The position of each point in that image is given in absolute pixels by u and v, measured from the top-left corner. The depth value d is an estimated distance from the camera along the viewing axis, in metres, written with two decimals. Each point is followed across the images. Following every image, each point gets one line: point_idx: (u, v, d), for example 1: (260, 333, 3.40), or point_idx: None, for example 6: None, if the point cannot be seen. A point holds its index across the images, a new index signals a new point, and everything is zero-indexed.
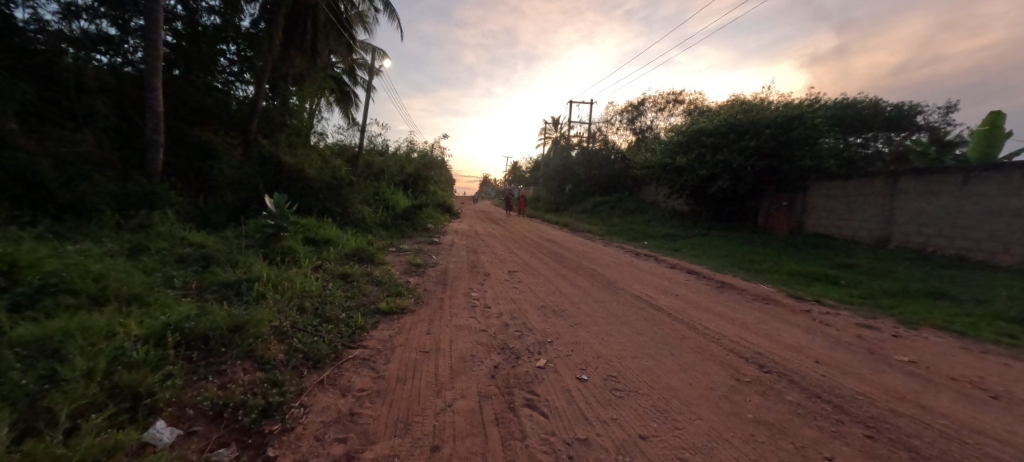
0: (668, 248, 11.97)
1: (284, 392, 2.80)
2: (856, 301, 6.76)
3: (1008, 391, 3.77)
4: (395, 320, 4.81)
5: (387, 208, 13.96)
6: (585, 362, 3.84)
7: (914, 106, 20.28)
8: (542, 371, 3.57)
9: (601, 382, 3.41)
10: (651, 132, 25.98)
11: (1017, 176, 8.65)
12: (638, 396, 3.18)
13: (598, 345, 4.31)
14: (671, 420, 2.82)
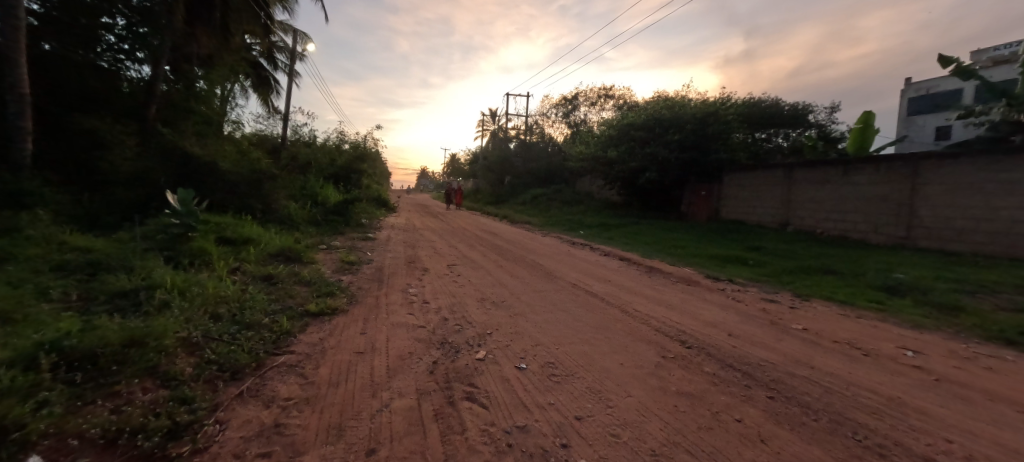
0: (602, 237, 12.54)
1: (196, 409, 2.57)
2: (762, 279, 7.56)
3: (876, 348, 4.46)
4: (327, 322, 4.60)
5: (314, 203, 13.23)
6: (524, 351, 3.94)
7: (806, 105, 23.18)
8: (482, 363, 3.60)
9: (539, 369, 3.52)
10: (585, 125, 26.92)
11: (881, 166, 10.11)
12: (574, 380, 3.33)
13: (537, 333, 4.44)
14: (604, 399, 3.00)
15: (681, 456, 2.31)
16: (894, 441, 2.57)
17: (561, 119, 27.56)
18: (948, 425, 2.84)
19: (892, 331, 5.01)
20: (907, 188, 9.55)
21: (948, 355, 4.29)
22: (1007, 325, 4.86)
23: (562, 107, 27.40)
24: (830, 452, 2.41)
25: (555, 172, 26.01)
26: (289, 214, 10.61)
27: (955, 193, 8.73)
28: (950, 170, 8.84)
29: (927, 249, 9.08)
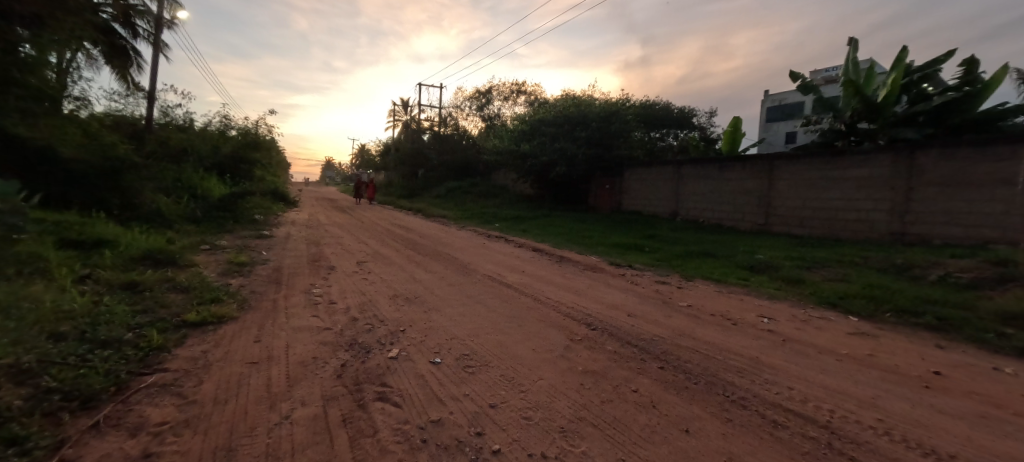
0: (515, 229, 12.93)
1: (29, 451, 2.02)
2: (656, 263, 8.45)
3: (742, 317, 5.30)
4: (210, 332, 4.15)
5: (193, 198, 11.87)
6: (438, 346, 3.98)
7: (691, 110, 26.13)
8: (396, 361, 3.56)
9: (454, 362, 3.58)
10: (498, 120, 27.37)
11: (748, 164, 11.77)
12: (489, 369, 3.46)
13: (451, 327, 4.51)
14: (517, 385, 3.16)
15: (587, 429, 2.54)
16: (753, 394, 3.15)
17: (475, 112, 27.64)
18: (793, 376, 3.53)
19: (755, 303, 5.97)
20: (768, 184, 11.25)
21: (792, 319, 5.25)
22: (833, 290, 6.06)
23: (475, 100, 27.50)
24: (707, 409, 2.89)
25: (469, 165, 26.06)
26: (159, 210, 9.42)
27: (802, 188, 10.50)
28: (798, 169, 10.60)
29: (783, 234, 10.81)
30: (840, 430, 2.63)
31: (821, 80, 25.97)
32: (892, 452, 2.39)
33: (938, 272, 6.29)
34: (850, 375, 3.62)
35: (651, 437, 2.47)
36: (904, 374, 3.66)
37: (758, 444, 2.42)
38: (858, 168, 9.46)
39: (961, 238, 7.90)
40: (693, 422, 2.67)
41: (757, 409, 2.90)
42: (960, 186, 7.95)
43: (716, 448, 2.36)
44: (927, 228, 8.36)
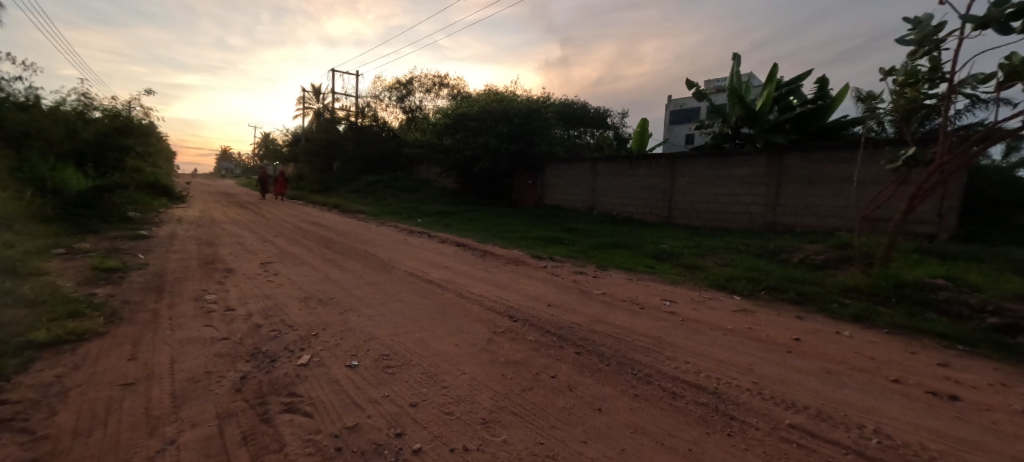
0: (438, 224, 12.79)
1: None
2: (574, 255, 8.88)
3: (649, 301, 5.74)
4: (68, 352, 3.51)
5: (48, 193, 10.05)
6: (355, 347, 3.77)
7: (605, 110, 27.71)
8: (306, 368, 3.31)
9: (372, 363, 3.42)
10: (420, 112, 26.69)
11: (655, 162, 12.79)
12: (409, 368, 3.35)
13: (369, 328, 4.29)
14: (439, 381, 3.10)
15: (508, 419, 2.60)
16: (659, 371, 3.43)
17: (395, 103, 26.42)
18: (691, 353, 3.87)
19: (659, 288, 6.54)
20: (671, 181, 12.33)
21: (689, 300, 5.87)
22: (722, 274, 6.86)
23: (396, 90, 26.25)
24: (618, 387, 3.11)
25: (389, 157, 25.17)
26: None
27: (699, 185, 11.67)
28: (696, 167, 11.76)
29: (684, 226, 11.94)
30: (725, 395, 3.02)
31: (715, 88, 29.04)
32: (767, 410, 2.82)
33: (801, 254, 7.40)
34: (736, 347, 4.08)
35: (569, 420, 2.60)
36: (775, 343, 4.26)
37: (662, 417, 2.68)
38: (743, 167, 10.75)
39: (820, 227, 9.38)
40: (606, 401, 2.87)
41: (659, 382, 3.20)
42: (818, 184, 9.40)
43: (627, 425, 2.57)
44: (795, 219, 9.81)
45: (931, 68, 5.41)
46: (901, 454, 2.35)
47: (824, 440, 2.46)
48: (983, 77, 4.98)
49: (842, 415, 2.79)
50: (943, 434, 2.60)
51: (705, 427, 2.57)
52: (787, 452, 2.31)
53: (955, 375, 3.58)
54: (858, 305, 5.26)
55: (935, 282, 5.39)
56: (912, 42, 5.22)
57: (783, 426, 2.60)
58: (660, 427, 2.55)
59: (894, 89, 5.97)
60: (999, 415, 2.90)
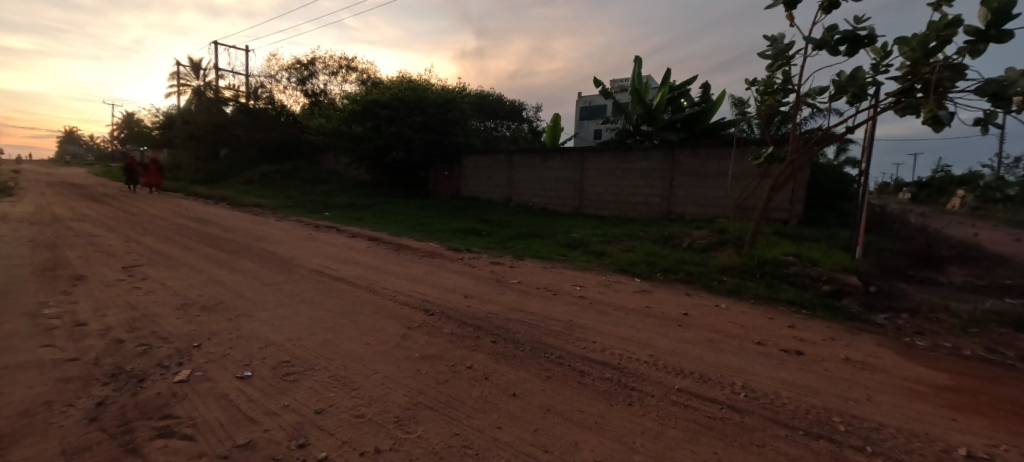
0: (349, 218, 12.12)
1: None
2: (491, 246, 9.01)
3: (561, 287, 5.98)
4: None
5: None
6: (249, 357, 3.30)
7: (520, 103, 28.27)
8: (185, 385, 2.80)
9: (270, 372, 3.01)
10: (325, 97, 24.95)
11: (566, 156, 13.39)
12: (314, 374, 3.00)
13: (266, 333, 3.81)
14: (347, 384, 2.84)
15: (423, 413, 2.47)
16: (573, 353, 3.52)
17: (297, 86, 24.50)
18: (599, 333, 4.04)
19: (571, 275, 6.88)
20: (581, 173, 13.04)
21: (598, 284, 6.28)
22: (625, 259, 7.44)
23: (297, 72, 24.27)
24: (531, 371, 3.14)
25: (291, 145, 23.23)
26: None
27: (606, 177, 12.50)
28: (603, 161, 12.56)
29: (593, 216, 12.71)
30: (627, 368, 3.25)
31: (618, 87, 31.19)
32: (660, 378, 3.12)
33: (689, 239, 8.31)
34: (638, 325, 4.42)
35: (485, 407, 2.57)
36: (666, 318, 4.75)
37: (573, 396, 2.77)
38: (643, 161, 11.71)
39: (703, 215, 10.66)
40: (520, 386, 2.89)
41: (569, 363, 3.31)
42: (703, 177, 10.63)
43: (540, 406, 2.61)
44: (685, 208, 10.98)
45: (784, 80, 6.37)
46: (764, 404, 2.79)
47: (705, 398, 2.83)
48: (820, 90, 6.00)
49: (718, 376, 3.22)
50: (794, 384, 3.14)
51: (611, 401, 2.71)
52: (678, 413, 2.60)
53: (800, 334, 4.35)
54: (731, 281, 6.09)
55: (787, 258, 6.44)
56: (770, 56, 6.07)
57: (674, 391, 2.90)
58: (570, 405, 2.64)
59: (758, 97, 6.92)
60: (831, 364, 3.59)
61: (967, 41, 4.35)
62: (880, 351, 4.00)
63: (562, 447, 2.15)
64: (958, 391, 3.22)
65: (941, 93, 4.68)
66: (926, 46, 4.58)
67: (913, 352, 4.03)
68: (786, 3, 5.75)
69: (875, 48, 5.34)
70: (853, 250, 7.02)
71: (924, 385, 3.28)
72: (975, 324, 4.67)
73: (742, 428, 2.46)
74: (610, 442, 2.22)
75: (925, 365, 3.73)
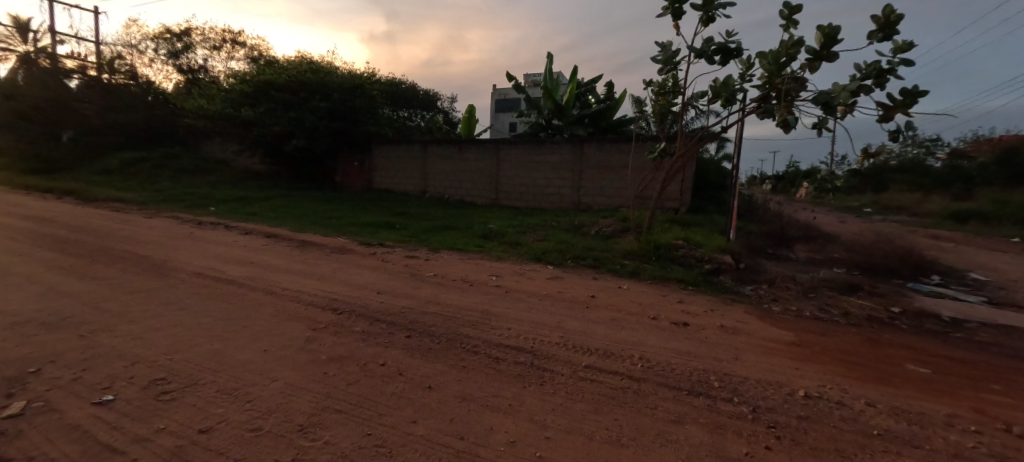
0: (241, 213, 10.95)
1: None
2: (406, 240, 8.79)
3: (477, 278, 6.06)
4: None
5: None
6: (111, 379, 2.60)
7: (434, 93, 27.67)
8: (15, 420, 2.13)
9: (138, 394, 2.42)
10: (205, 74, 22.32)
11: (482, 147, 13.48)
12: (197, 389, 2.48)
13: (133, 348, 3.05)
14: (240, 396, 2.41)
15: (331, 418, 2.22)
16: (488, 341, 3.56)
17: (167, 59, 21.55)
18: (513, 320, 4.21)
19: (487, 265, 6.99)
20: (497, 165, 13.24)
21: (515, 274, 6.45)
22: (539, 248, 7.76)
23: (167, 43, 21.30)
24: (448, 362, 3.08)
25: (163, 128, 20.01)
26: None
27: (520, 169, 12.85)
28: (517, 154, 12.87)
29: (509, 207, 13.02)
30: (540, 351, 3.42)
31: (531, 82, 31.95)
32: (568, 357, 3.35)
33: (596, 228, 8.90)
34: (551, 309, 4.70)
35: (399, 403, 2.43)
36: (575, 300, 5.13)
37: (488, 382, 2.81)
38: (555, 154, 12.22)
39: (609, 205, 11.52)
40: (436, 378, 2.80)
41: (484, 351, 3.34)
42: (607, 169, 11.47)
43: (456, 396, 2.58)
44: (593, 199, 11.74)
45: (673, 83, 7.10)
46: (656, 371, 3.17)
47: (608, 372, 3.12)
48: (701, 94, 6.77)
49: (620, 350, 3.57)
50: (682, 352, 3.58)
51: (525, 384, 2.83)
52: (584, 388, 2.83)
53: (686, 307, 4.97)
54: (632, 264, 6.68)
55: (677, 242, 7.20)
56: (660, 60, 6.71)
57: (581, 368, 3.15)
58: (485, 391, 2.67)
59: (652, 97, 7.63)
60: (710, 331, 4.16)
61: (807, 58, 5.21)
62: (747, 317, 4.73)
63: (476, 433, 2.18)
64: (801, 345, 3.94)
65: (790, 101, 5.57)
66: (778, 61, 5.41)
67: (770, 316, 4.82)
68: (672, 14, 6.39)
69: (742, 59, 6.15)
70: (727, 234, 8.11)
71: (777, 342, 3.96)
72: (813, 290, 5.70)
73: (638, 394, 2.78)
74: (523, 422, 2.33)
75: (779, 326, 4.48)
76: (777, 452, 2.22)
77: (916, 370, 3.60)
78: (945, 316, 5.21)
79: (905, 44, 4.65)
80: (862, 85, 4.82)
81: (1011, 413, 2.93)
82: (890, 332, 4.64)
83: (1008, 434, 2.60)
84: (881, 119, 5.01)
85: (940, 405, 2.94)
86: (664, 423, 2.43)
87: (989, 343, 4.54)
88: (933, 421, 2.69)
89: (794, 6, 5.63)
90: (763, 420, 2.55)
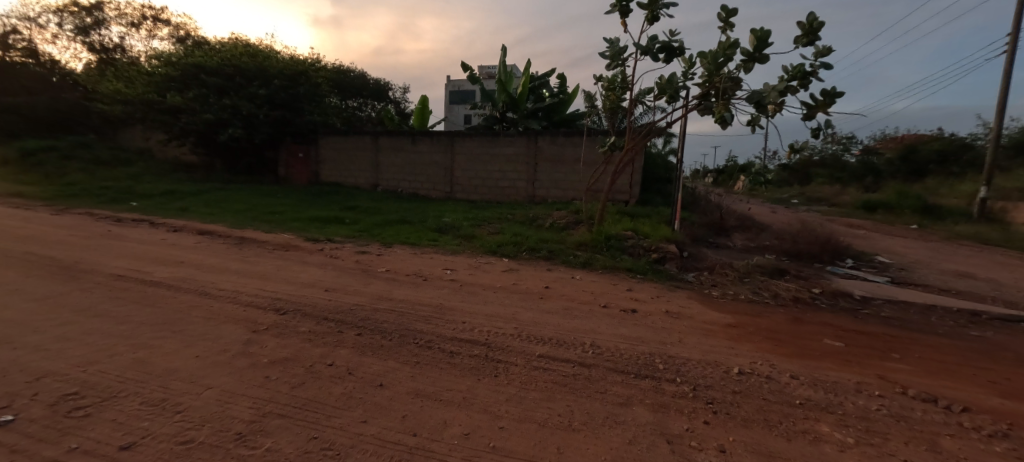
0: (169, 209, 10.15)
1: None
2: (355, 235, 8.55)
3: (431, 273, 6.03)
4: None
5: None
6: (10, 395, 2.24)
7: (385, 83, 26.92)
8: None
9: (43, 411, 2.10)
10: (122, 53, 20.49)
11: (435, 139, 13.31)
12: (119, 402, 2.23)
13: (38, 359, 2.67)
14: (171, 405, 2.22)
15: (274, 423, 2.13)
16: (440, 336, 3.59)
17: (76, 35, 19.37)
18: (468, 313, 4.25)
19: (442, 259, 6.95)
20: (451, 158, 13.13)
21: (469, 267, 6.48)
22: (493, 241, 7.81)
23: (75, 17, 19.07)
24: (399, 359, 3.08)
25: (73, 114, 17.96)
26: None
27: (473, 162, 12.84)
28: (472, 146, 12.83)
29: (463, 200, 12.97)
30: (493, 344, 3.49)
31: (485, 75, 31.87)
32: (522, 347, 3.44)
33: (550, 220, 9.07)
34: (504, 301, 4.81)
35: (348, 404, 2.39)
36: (529, 292, 5.24)
37: (442, 376, 2.84)
38: (509, 147, 12.28)
39: (562, 198, 11.77)
40: (387, 375, 2.79)
41: (438, 346, 3.36)
42: (560, 163, 11.70)
43: (408, 393, 2.59)
44: (547, 192, 11.94)
45: (622, 79, 7.34)
46: (606, 357, 3.33)
47: (560, 360, 3.23)
48: (647, 91, 7.05)
49: (571, 338, 3.70)
50: (630, 337, 3.78)
51: (479, 376, 2.89)
52: (537, 377, 2.93)
53: (634, 294, 5.23)
54: (584, 255, 6.90)
55: (625, 233, 7.50)
56: (608, 56, 6.92)
57: (534, 358, 3.25)
58: (438, 386, 2.70)
59: (602, 92, 7.85)
60: (656, 317, 4.40)
61: (742, 59, 5.56)
62: (689, 302, 5.05)
63: (429, 428, 2.20)
64: (736, 326, 4.26)
65: (727, 99, 5.93)
66: (717, 61, 5.74)
67: (710, 301, 5.15)
68: (620, 12, 6.59)
69: (684, 58, 6.45)
70: (672, 224, 8.55)
71: (716, 325, 4.25)
72: (747, 275, 6.14)
73: (589, 380, 2.91)
74: (476, 414, 2.39)
75: (717, 309, 4.83)
76: (714, 427, 2.41)
77: (832, 344, 4.00)
78: (856, 294, 5.80)
79: (825, 49, 5.08)
80: (788, 86, 5.22)
81: (909, 378, 3.34)
82: (810, 310, 5.13)
83: (904, 397, 2.97)
84: (805, 117, 5.44)
85: (850, 374, 3.31)
86: (612, 406, 2.57)
87: (891, 317, 5.13)
88: (844, 388, 3.02)
89: (730, 10, 5.97)
90: (701, 397, 2.75)
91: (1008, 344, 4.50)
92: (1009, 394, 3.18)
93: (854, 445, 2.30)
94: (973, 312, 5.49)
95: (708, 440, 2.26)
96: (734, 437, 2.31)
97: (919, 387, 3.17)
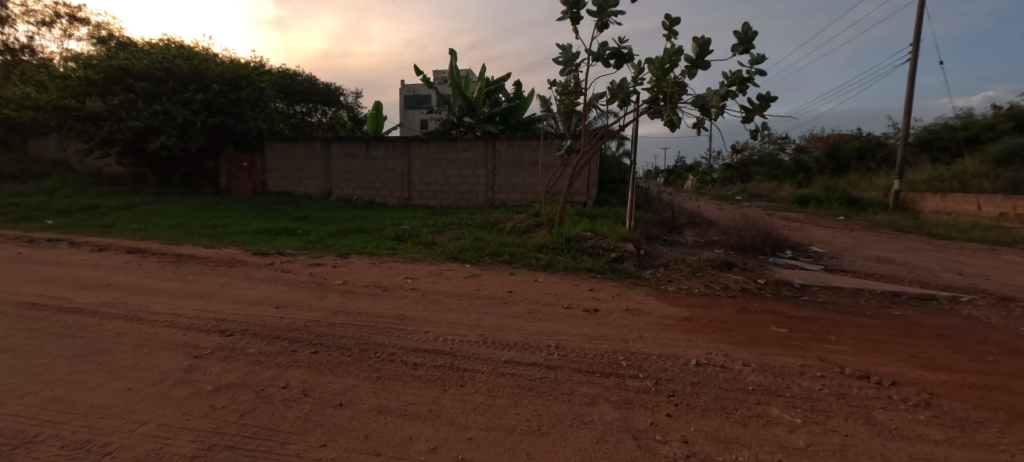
0: (92, 225, 9.30)
1: None
2: (308, 246, 8.20)
3: (391, 282, 5.85)
4: None
5: None
6: None
7: (336, 88, 26.10)
8: None
9: None
10: (30, 52, 18.53)
11: (390, 145, 13.01)
12: (33, 448, 1.99)
13: None
14: (102, 447, 2.01)
15: (219, 457, 1.97)
16: (400, 347, 3.48)
17: None
18: (430, 323, 4.16)
19: (401, 268, 6.79)
20: (408, 164, 12.89)
21: (429, 275, 6.34)
22: (454, 246, 7.69)
23: None
24: (359, 374, 2.96)
25: None
26: None
27: (431, 167, 12.65)
28: (429, 151, 12.66)
29: (422, 206, 12.78)
30: (459, 352, 3.43)
31: (440, 80, 31.67)
32: (488, 354, 3.41)
33: (510, 223, 9.10)
34: (467, 307, 4.75)
35: (304, 427, 2.26)
36: (493, 297, 5.20)
37: (406, 390, 2.76)
38: (467, 151, 12.22)
39: (522, 201, 11.84)
40: (346, 394, 2.67)
41: (400, 358, 3.27)
42: (518, 166, 11.78)
43: (371, 410, 2.49)
44: (507, 195, 12.00)
45: (576, 83, 7.46)
46: (572, 358, 3.34)
47: (526, 364, 3.23)
48: (601, 95, 7.21)
49: (537, 342, 3.70)
50: (593, 337, 3.83)
51: (445, 387, 2.83)
52: (503, 383, 2.91)
53: (596, 293, 5.33)
54: (545, 256, 6.98)
55: (585, 234, 7.59)
56: (562, 62, 6.99)
57: (501, 364, 3.22)
58: (402, 400, 2.61)
59: (557, 97, 7.94)
60: (617, 314, 4.52)
61: (687, 65, 5.81)
62: (647, 298, 5.21)
63: (393, 446, 2.12)
64: (692, 319, 4.42)
65: (674, 103, 6.18)
66: (664, 67, 5.96)
67: (669, 297, 5.33)
68: (571, 19, 6.71)
69: (633, 64, 6.67)
70: (627, 223, 8.77)
71: (673, 319, 4.39)
72: (699, 269, 6.41)
73: (556, 382, 2.93)
74: (442, 427, 2.33)
75: (673, 303, 5.01)
76: (676, 418, 2.48)
77: (777, 330, 4.24)
78: (796, 281, 6.20)
79: (760, 57, 5.40)
80: (729, 91, 5.50)
81: (845, 358, 3.59)
82: (756, 300, 5.43)
83: (843, 375, 3.19)
84: (744, 120, 5.74)
85: (796, 357, 3.51)
86: (579, 407, 2.59)
87: (827, 302, 5.54)
88: (791, 371, 3.21)
89: (673, 19, 6.23)
90: (663, 391, 2.82)
91: (923, 320, 4.97)
92: (928, 366, 3.49)
93: (800, 424, 2.44)
94: (894, 293, 6.01)
95: (671, 432, 2.32)
96: (695, 427, 2.39)
97: (853, 365, 3.41)
